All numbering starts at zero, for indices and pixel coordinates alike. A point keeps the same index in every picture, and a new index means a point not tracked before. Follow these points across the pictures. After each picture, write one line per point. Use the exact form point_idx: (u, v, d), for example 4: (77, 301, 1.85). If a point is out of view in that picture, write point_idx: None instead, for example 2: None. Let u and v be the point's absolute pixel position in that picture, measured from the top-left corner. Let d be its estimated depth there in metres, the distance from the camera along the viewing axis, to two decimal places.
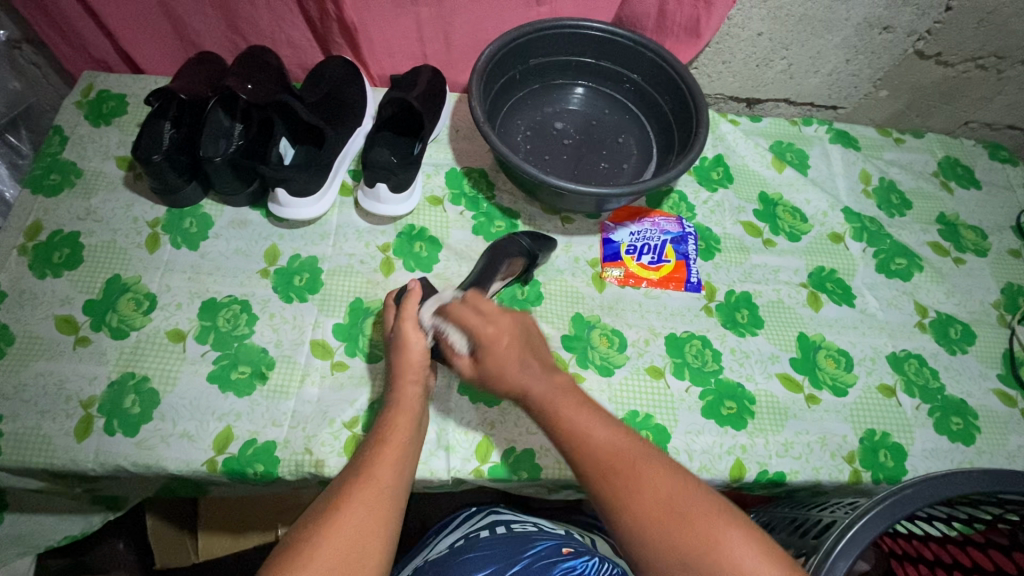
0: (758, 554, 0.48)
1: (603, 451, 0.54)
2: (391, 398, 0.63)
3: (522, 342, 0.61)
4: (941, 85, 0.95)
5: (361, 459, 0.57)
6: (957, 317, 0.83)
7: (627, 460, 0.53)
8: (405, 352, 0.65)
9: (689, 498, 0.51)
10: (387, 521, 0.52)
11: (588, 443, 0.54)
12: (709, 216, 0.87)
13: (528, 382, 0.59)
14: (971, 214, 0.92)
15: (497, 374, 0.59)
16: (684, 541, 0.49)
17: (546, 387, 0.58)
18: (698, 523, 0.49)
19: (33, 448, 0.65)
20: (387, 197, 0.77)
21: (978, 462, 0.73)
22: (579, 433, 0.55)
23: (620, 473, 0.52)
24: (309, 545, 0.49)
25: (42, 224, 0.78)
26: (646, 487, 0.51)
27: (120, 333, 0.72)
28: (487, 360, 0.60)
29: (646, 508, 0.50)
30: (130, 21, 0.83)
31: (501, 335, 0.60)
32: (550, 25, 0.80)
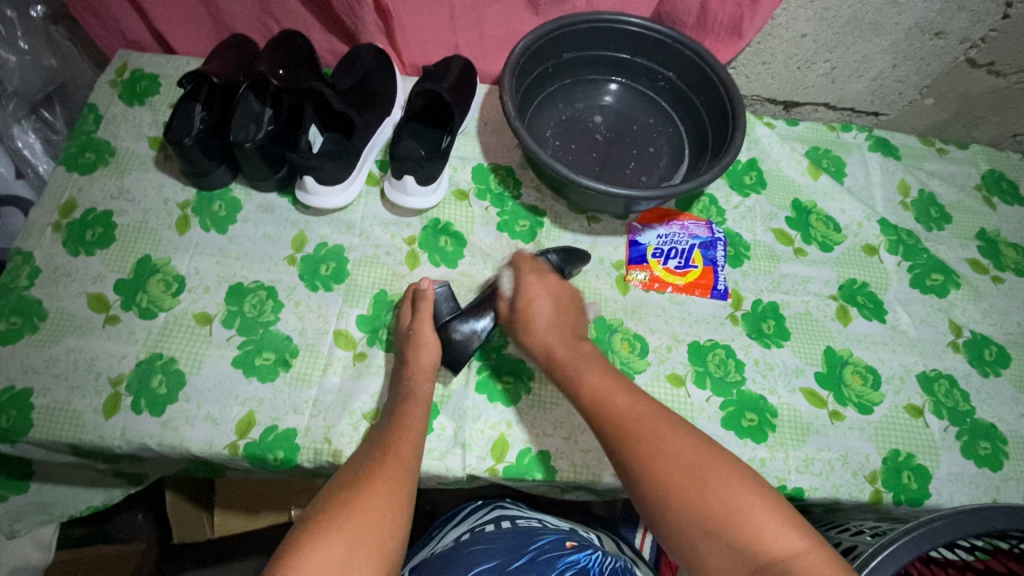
0: (776, 517, 0.49)
1: (625, 417, 0.57)
2: (405, 388, 0.64)
3: (556, 301, 0.69)
4: (991, 95, 0.91)
5: (383, 436, 0.59)
6: (992, 339, 0.81)
7: (649, 427, 0.55)
8: (423, 348, 0.66)
9: (705, 462, 0.53)
10: (408, 495, 0.54)
11: (610, 411, 0.58)
12: (740, 221, 0.85)
13: (556, 345, 0.65)
14: (1013, 232, 0.89)
15: (527, 320, 0.67)
16: (706, 501, 0.50)
17: (571, 353, 0.64)
18: (716, 486, 0.51)
19: (64, 422, 0.67)
20: (414, 189, 0.77)
21: (1006, 489, 0.71)
22: (602, 396, 0.59)
23: (642, 437, 0.55)
24: (342, 505, 0.50)
25: (76, 201, 0.79)
26: (670, 447, 0.54)
27: (148, 313, 0.73)
28: (523, 309, 0.68)
29: (666, 461, 0.53)
30: (166, 2, 0.84)
31: (543, 289, 0.69)
32: (587, 18, 0.78)
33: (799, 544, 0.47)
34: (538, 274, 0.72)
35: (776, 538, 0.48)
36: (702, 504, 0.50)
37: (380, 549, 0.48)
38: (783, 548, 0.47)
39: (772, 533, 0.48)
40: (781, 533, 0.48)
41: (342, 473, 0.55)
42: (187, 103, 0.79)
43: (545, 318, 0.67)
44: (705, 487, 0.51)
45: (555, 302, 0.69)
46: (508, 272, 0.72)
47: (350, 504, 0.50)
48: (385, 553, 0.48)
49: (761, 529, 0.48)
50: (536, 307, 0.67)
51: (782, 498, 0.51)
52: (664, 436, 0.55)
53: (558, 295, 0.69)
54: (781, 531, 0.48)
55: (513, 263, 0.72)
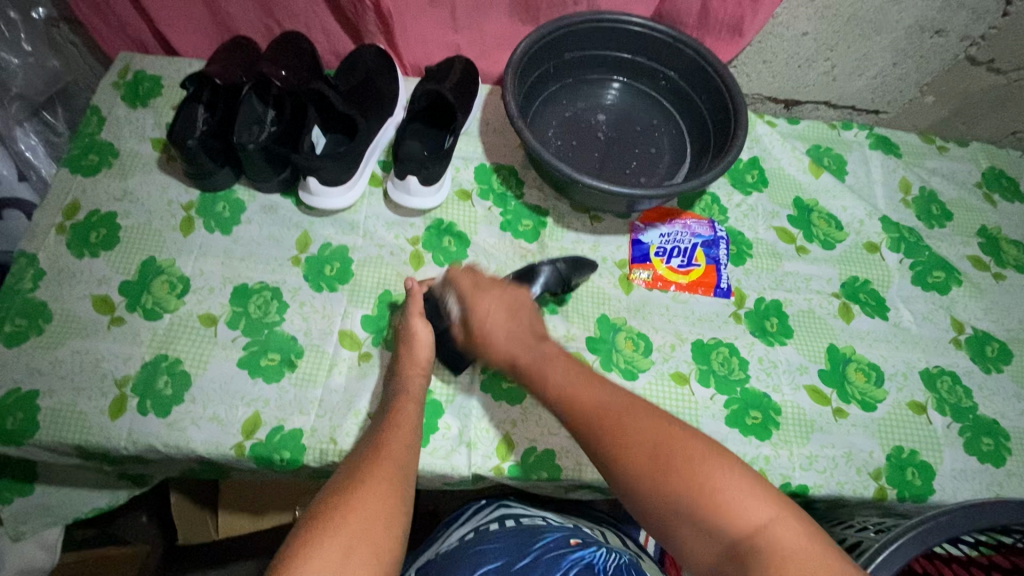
0: (744, 490, 0.47)
1: (587, 406, 0.54)
2: (397, 386, 0.65)
3: (513, 310, 0.64)
4: (991, 93, 0.91)
5: (375, 438, 0.59)
6: (994, 335, 0.81)
7: (616, 416, 0.53)
8: (412, 344, 0.67)
9: (673, 442, 0.50)
10: (405, 497, 0.53)
11: (575, 402, 0.55)
12: (742, 220, 0.85)
13: (515, 351, 0.61)
14: (1014, 229, 0.89)
15: (485, 338, 0.63)
16: (676, 483, 0.48)
17: (533, 356, 0.60)
18: (680, 464, 0.49)
19: (70, 424, 0.67)
20: (417, 189, 0.77)
21: (1009, 484, 0.72)
22: (565, 391, 0.56)
23: (606, 424, 0.53)
24: (335, 510, 0.49)
25: (80, 204, 0.79)
26: (635, 431, 0.52)
27: (153, 315, 0.73)
28: (477, 324, 0.63)
29: (632, 445, 0.51)
30: (168, 4, 0.84)
31: (498, 296, 0.65)
32: (589, 18, 0.78)
33: (769, 517, 0.46)
34: (541, 278, 0.72)
35: (745, 512, 0.46)
36: (668, 484, 0.48)
37: (377, 553, 0.48)
38: (753, 521, 0.46)
39: (739, 506, 0.46)
40: (750, 507, 0.46)
41: (336, 477, 0.54)
42: (190, 104, 0.79)
43: (500, 325, 0.63)
44: (671, 463, 0.49)
45: (510, 310, 0.64)
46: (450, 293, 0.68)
47: (343, 510, 0.49)
48: (383, 556, 0.48)
49: (731, 505, 0.46)
50: (488, 321, 0.63)
51: (753, 470, 0.49)
52: (628, 418, 0.53)
53: (514, 304, 0.64)
54: (749, 504, 0.46)
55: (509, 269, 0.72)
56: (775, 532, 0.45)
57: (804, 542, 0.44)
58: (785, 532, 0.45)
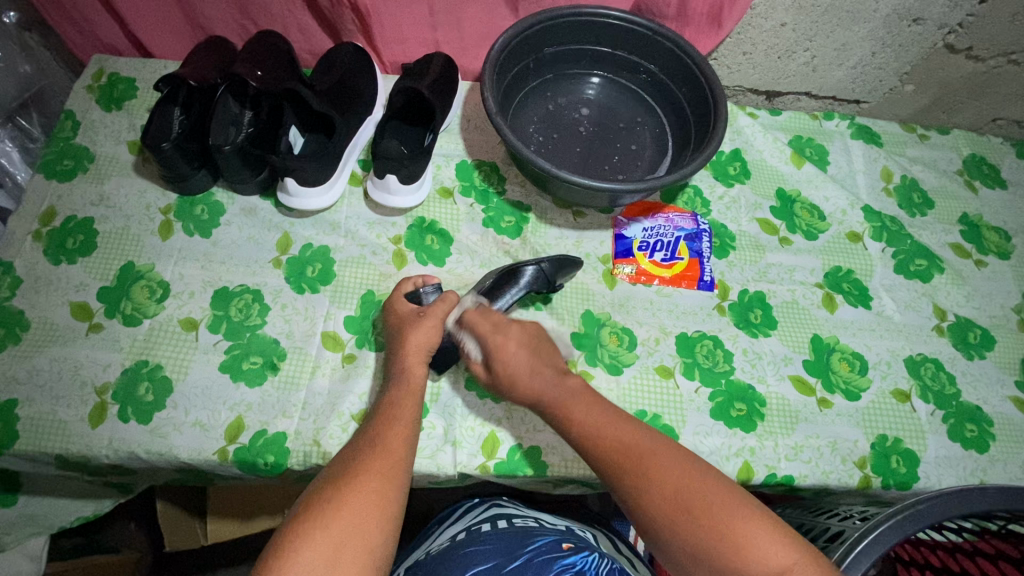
0: (769, 534, 0.48)
1: (614, 449, 0.55)
2: (399, 373, 0.64)
3: (533, 349, 0.64)
4: (970, 80, 0.91)
5: (373, 431, 0.58)
6: (976, 322, 0.81)
7: (645, 458, 0.54)
8: (422, 329, 0.65)
9: (701, 484, 0.52)
10: (399, 492, 0.53)
11: (598, 443, 0.56)
12: (725, 212, 0.85)
13: (542, 395, 0.61)
14: (994, 215, 0.90)
15: (512, 381, 0.62)
16: (705, 526, 0.49)
17: (561, 394, 0.60)
18: (710, 506, 0.50)
19: (49, 433, 0.66)
20: (397, 188, 0.76)
21: (993, 470, 0.72)
22: (594, 431, 0.57)
23: (633, 470, 0.53)
24: (326, 507, 0.49)
25: (56, 209, 0.78)
26: (664, 478, 0.52)
27: (133, 321, 0.72)
28: (499, 366, 0.63)
29: (662, 488, 0.52)
30: (141, 6, 0.83)
31: (514, 338, 0.64)
32: (567, 12, 0.78)
33: (790, 560, 0.47)
34: (526, 276, 0.72)
35: (769, 556, 0.47)
36: (698, 525, 0.49)
37: (366, 551, 0.48)
38: (776, 565, 0.47)
39: (765, 550, 0.47)
40: (774, 550, 0.47)
41: (330, 470, 0.54)
42: (164, 106, 0.78)
43: (527, 369, 0.62)
44: (700, 508, 0.50)
45: (532, 351, 0.64)
46: (469, 337, 0.66)
47: (334, 506, 0.49)
48: (372, 553, 0.48)
49: (755, 550, 0.47)
50: (512, 364, 0.62)
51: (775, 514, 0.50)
52: (656, 462, 0.53)
53: (531, 341, 0.65)
54: (774, 548, 0.47)
55: (493, 301, 0.68)
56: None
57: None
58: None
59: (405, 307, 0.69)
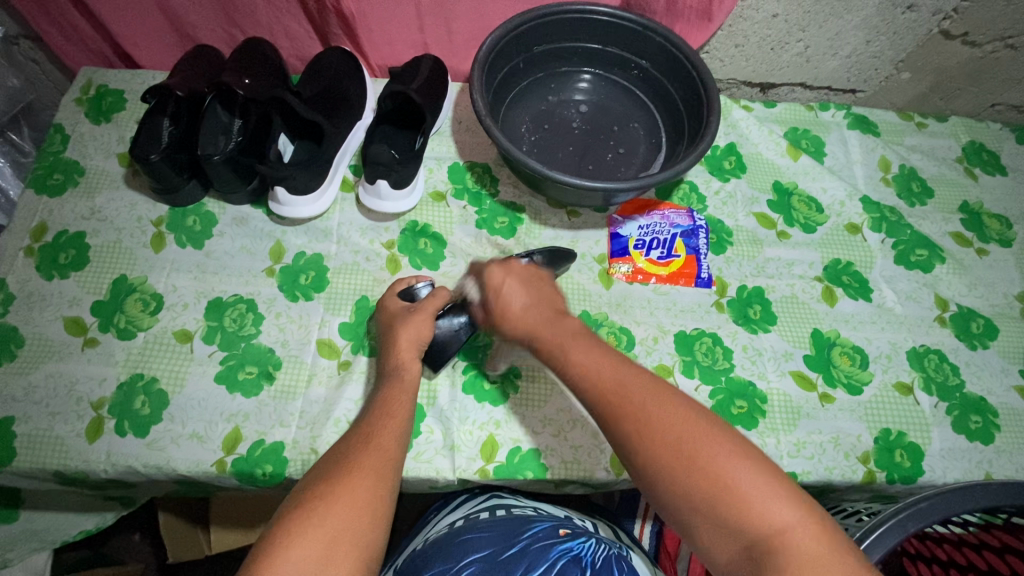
0: (771, 492, 0.46)
1: (612, 389, 0.52)
2: (393, 370, 0.63)
3: (525, 284, 0.61)
4: (967, 66, 0.90)
5: (365, 428, 0.57)
6: (979, 311, 0.80)
7: (639, 402, 0.51)
8: (413, 323, 0.65)
9: (696, 437, 0.49)
10: (392, 488, 0.52)
11: (597, 384, 0.53)
12: (721, 207, 0.84)
13: (534, 324, 0.57)
14: (995, 202, 0.89)
15: (503, 313, 0.59)
16: (698, 480, 0.47)
17: (557, 331, 0.57)
18: (708, 459, 0.47)
19: (46, 449, 0.66)
20: (388, 194, 0.76)
21: (999, 461, 0.71)
22: (590, 368, 0.53)
23: (634, 416, 0.50)
24: (315, 506, 0.48)
25: (47, 224, 0.78)
26: (655, 427, 0.50)
27: (127, 334, 0.72)
28: (495, 302, 0.60)
29: (653, 439, 0.49)
30: (127, 17, 0.82)
31: (506, 276, 0.61)
32: (555, 10, 0.77)
33: (791, 520, 0.45)
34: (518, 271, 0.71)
35: (769, 512, 0.45)
36: (694, 479, 0.47)
37: (358, 547, 0.47)
38: (774, 524, 0.45)
39: (762, 508, 0.45)
40: (772, 508, 0.45)
41: (323, 465, 0.54)
42: (153, 117, 0.77)
43: (521, 305, 0.59)
44: (693, 462, 0.47)
45: (527, 291, 0.61)
46: (473, 280, 0.66)
47: (325, 501, 0.48)
48: (365, 549, 0.47)
49: (751, 505, 0.45)
50: (507, 296, 0.59)
51: (780, 474, 0.48)
52: (654, 410, 0.50)
53: (524, 279, 0.62)
54: (774, 506, 0.45)
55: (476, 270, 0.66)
56: (798, 537, 0.44)
57: (823, 549, 0.44)
58: (808, 540, 0.44)
59: (395, 305, 0.69)
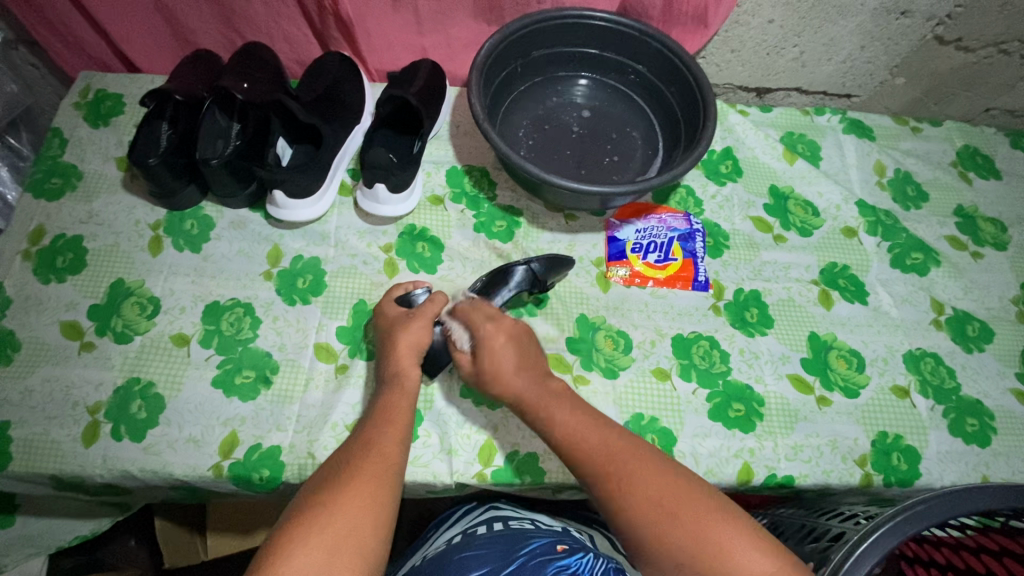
0: (752, 543, 0.48)
1: (592, 454, 0.55)
2: (393, 376, 0.63)
3: (519, 346, 0.63)
4: (960, 71, 0.91)
5: (366, 434, 0.57)
6: (975, 315, 0.81)
7: (622, 463, 0.53)
8: (412, 329, 0.65)
9: (677, 495, 0.51)
10: (395, 494, 0.52)
11: (580, 447, 0.55)
12: (718, 211, 0.84)
13: (523, 387, 0.60)
14: (990, 206, 0.89)
15: (495, 375, 0.60)
16: (680, 537, 0.48)
17: (542, 395, 0.59)
18: (687, 517, 0.49)
19: (42, 454, 0.65)
20: (386, 198, 0.76)
21: (996, 464, 0.71)
22: (572, 436, 0.56)
23: (614, 479, 0.53)
24: (318, 511, 0.48)
25: (45, 228, 0.77)
26: (639, 487, 0.52)
27: (124, 338, 0.72)
28: (487, 363, 0.61)
29: (638, 500, 0.51)
30: (125, 21, 0.82)
31: (499, 333, 0.62)
32: (553, 15, 0.77)
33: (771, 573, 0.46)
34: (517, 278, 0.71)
35: (750, 566, 0.47)
36: (677, 536, 0.49)
37: (361, 553, 0.47)
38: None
39: (745, 560, 0.47)
40: (752, 560, 0.47)
41: (326, 471, 0.54)
42: (151, 121, 0.78)
43: (511, 369, 0.60)
44: (674, 518, 0.49)
45: (519, 351, 0.62)
46: (461, 326, 0.65)
47: (329, 508, 0.48)
48: (369, 555, 0.47)
49: (732, 557, 0.47)
50: (500, 360, 0.60)
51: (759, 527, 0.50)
52: (633, 470, 0.53)
53: (517, 337, 0.63)
54: (754, 558, 0.47)
55: (461, 313, 0.65)
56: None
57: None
58: None
59: (393, 312, 0.69)
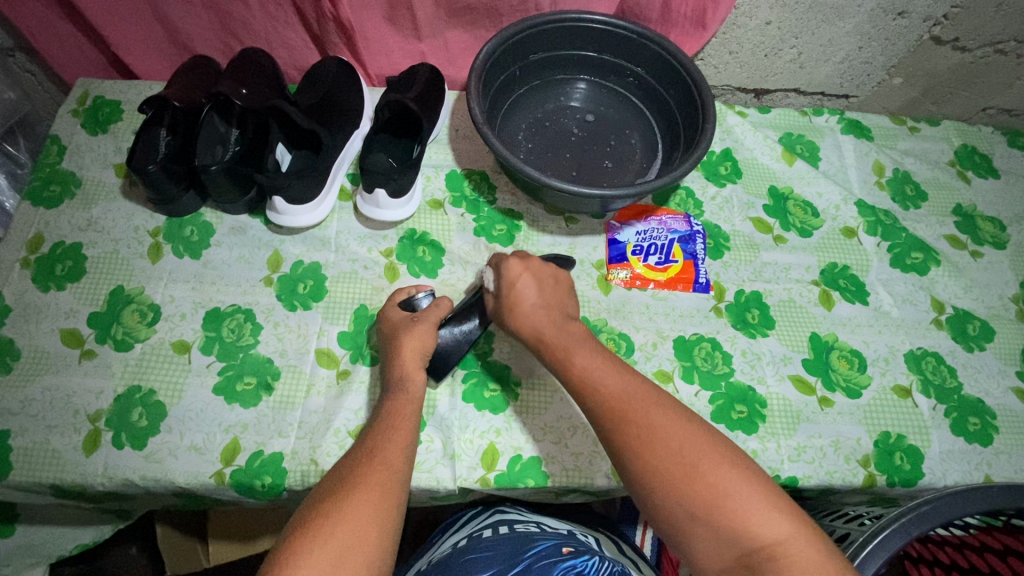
0: (767, 502, 0.48)
1: (614, 397, 0.54)
2: (398, 382, 0.63)
3: (542, 283, 0.62)
4: (958, 71, 0.91)
5: (371, 442, 0.57)
6: (975, 313, 0.81)
7: (642, 408, 0.53)
8: (416, 333, 0.65)
9: (696, 445, 0.50)
10: (399, 503, 0.52)
11: (601, 392, 0.54)
12: (718, 213, 0.85)
13: (542, 324, 0.59)
14: (988, 205, 0.89)
15: (515, 305, 0.61)
16: (697, 490, 0.48)
17: (564, 337, 0.59)
18: (706, 468, 0.49)
19: (43, 463, 0.65)
20: (386, 202, 0.76)
21: (998, 463, 0.71)
22: (591, 380, 0.55)
23: (633, 421, 0.52)
24: (322, 520, 0.48)
25: (44, 236, 0.77)
26: (658, 434, 0.51)
27: (124, 345, 0.72)
28: (510, 294, 0.61)
29: (657, 446, 0.50)
30: (122, 28, 0.82)
31: (523, 270, 0.62)
32: (551, 18, 0.77)
33: (786, 532, 0.47)
34: None
35: (765, 524, 0.47)
36: (696, 488, 0.48)
37: (366, 563, 0.47)
38: (771, 535, 0.46)
39: (755, 520, 0.47)
40: (767, 518, 0.47)
41: (330, 480, 0.54)
42: (149, 127, 0.77)
43: (534, 301, 0.61)
44: (695, 469, 0.49)
45: (539, 284, 0.62)
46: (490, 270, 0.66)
47: (333, 520, 0.48)
48: (373, 565, 0.47)
49: (747, 513, 0.47)
50: (523, 293, 0.61)
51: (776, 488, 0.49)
52: (658, 417, 0.52)
53: (542, 277, 0.63)
54: (769, 516, 0.47)
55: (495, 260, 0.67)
56: (791, 548, 0.46)
57: (813, 560, 0.46)
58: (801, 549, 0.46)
59: (397, 316, 0.69)
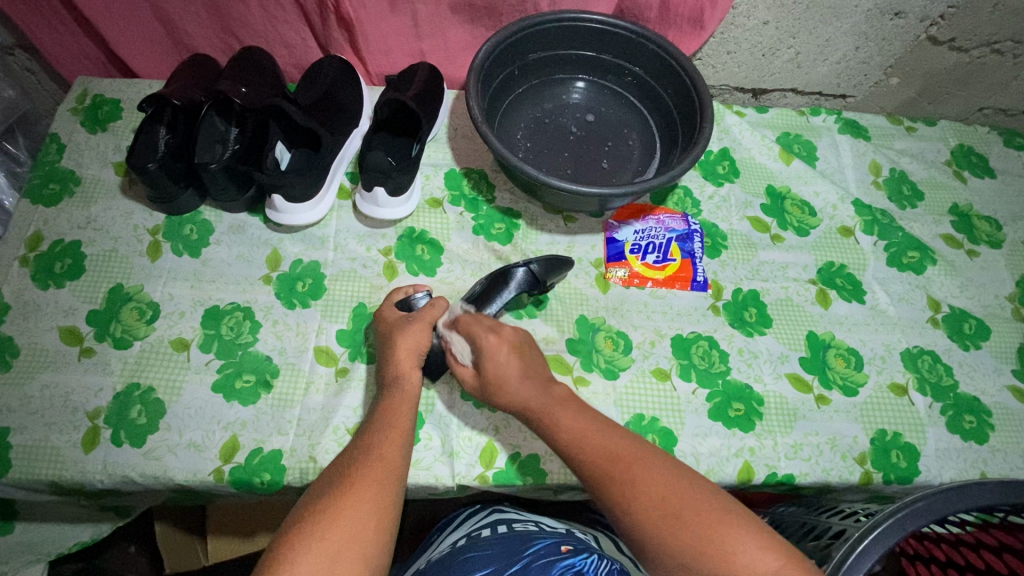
0: (756, 542, 0.47)
1: (596, 456, 0.54)
2: (393, 379, 0.63)
3: (522, 357, 0.62)
4: (954, 71, 0.92)
5: (368, 438, 0.57)
6: (971, 312, 0.81)
7: (625, 462, 0.53)
8: (412, 332, 0.65)
9: (679, 492, 0.51)
10: (395, 498, 0.53)
11: (583, 449, 0.55)
12: (716, 211, 0.85)
13: (526, 396, 0.59)
14: (985, 205, 0.90)
15: (500, 383, 0.60)
16: (684, 534, 0.48)
17: (545, 399, 0.59)
18: (690, 515, 0.49)
19: (42, 460, 0.65)
20: (385, 201, 0.76)
21: (994, 461, 0.72)
22: (575, 439, 0.56)
23: (615, 477, 0.53)
24: (320, 515, 0.48)
25: (43, 234, 0.77)
26: (640, 486, 0.52)
27: (123, 343, 0.72)
28: (488, 367, 0.60)
29: (641, 501, 0.51)
30: (122, 25, 0.82)
31: (503, 343, 0.62)
32: (549, 18, 0.78)
33: (776, 566, 0.46)
34: (515, 280, 0.71)
35: (754, 560, 0.46)
36: (682, 535, 0.48)
37: (363, 558, 0.47)
38: (763, 570, 0.46)
39: (749, 553, 0.47)
40: (756, 556, 0.46)
41: (327, 476, 0.54)
42: (149, 126, 0.78)
43: (515, 375, 0.60)
44: (680, 513, 0.49)
45: (523, 361, 0.61)
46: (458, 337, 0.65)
47: (330, 515, 0.48)
48: (371, 559, 0.47)
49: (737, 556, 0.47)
50: (501, 363, 0.60)
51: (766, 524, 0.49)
52: (640, 468, 0.53)
53: (519, 348, 0.63)
54: (757, 555, 0.46)
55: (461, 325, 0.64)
56: None
57: None
58: None
59: (393, 315, 0.69)
